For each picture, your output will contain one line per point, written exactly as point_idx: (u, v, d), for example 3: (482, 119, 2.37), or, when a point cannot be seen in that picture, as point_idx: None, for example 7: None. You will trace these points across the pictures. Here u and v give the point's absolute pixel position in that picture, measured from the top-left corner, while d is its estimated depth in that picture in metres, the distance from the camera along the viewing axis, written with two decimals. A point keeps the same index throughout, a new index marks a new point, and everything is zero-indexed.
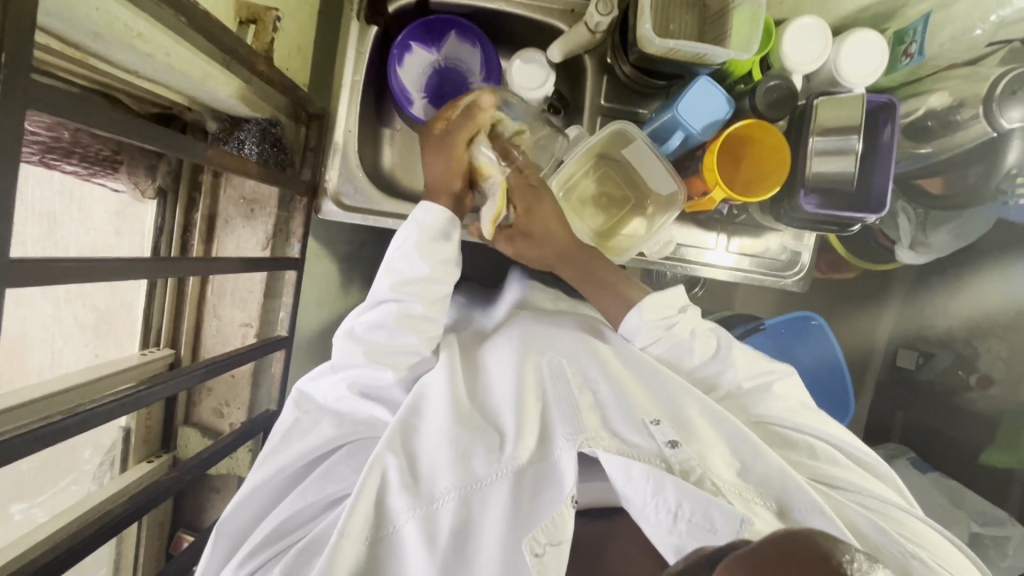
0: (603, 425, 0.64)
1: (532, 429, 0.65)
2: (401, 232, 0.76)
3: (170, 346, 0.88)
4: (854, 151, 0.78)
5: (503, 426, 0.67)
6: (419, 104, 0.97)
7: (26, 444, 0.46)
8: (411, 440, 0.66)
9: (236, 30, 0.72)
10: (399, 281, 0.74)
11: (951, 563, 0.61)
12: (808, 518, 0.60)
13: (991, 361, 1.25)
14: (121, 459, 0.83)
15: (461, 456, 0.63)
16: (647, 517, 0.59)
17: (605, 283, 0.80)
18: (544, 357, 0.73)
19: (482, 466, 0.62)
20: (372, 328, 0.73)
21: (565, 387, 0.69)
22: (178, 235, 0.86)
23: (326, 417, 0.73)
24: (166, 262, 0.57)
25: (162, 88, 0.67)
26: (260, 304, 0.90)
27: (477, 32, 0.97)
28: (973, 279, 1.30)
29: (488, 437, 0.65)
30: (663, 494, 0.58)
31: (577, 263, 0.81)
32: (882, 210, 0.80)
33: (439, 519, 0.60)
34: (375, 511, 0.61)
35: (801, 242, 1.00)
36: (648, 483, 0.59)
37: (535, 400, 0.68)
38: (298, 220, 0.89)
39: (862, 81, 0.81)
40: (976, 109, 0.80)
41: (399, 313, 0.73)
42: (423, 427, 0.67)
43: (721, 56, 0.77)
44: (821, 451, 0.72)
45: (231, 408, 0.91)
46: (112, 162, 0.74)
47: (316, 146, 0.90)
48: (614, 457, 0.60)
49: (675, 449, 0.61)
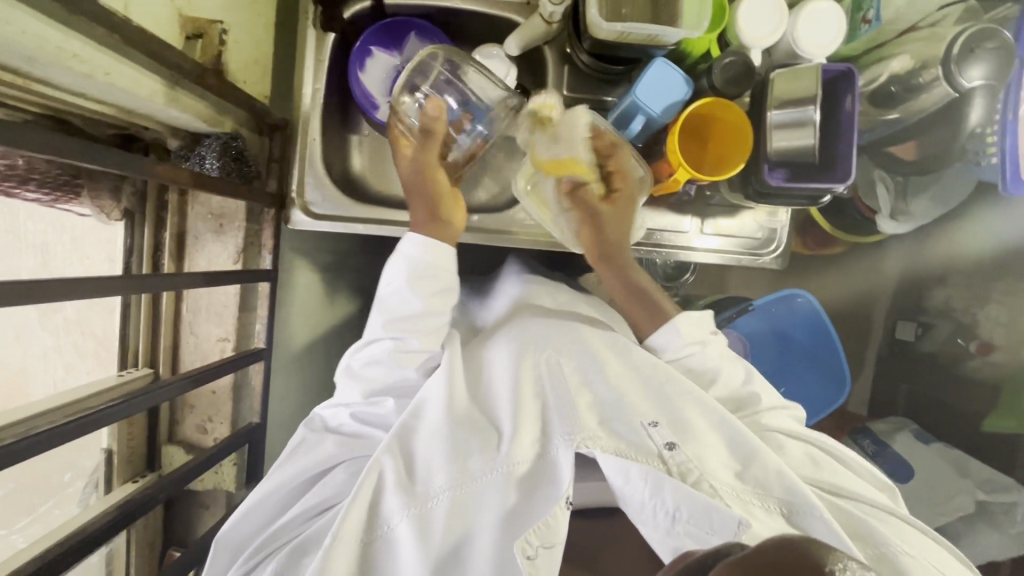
0: (601, 424, 0.64)
1: (530, 429, 0.66)
2: (390, 265, 0.76)
3: (148, 366, 0.88)
4: (812, 122, 0.75)
5: (500, 425, 0.68)
6: (384, 108, 0.99)
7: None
8: (407, 441, 0.67)
9: (182, 46, 0.70)
10: (387, 317, 0.75)
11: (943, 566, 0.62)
12: (808, 521, 0.60)
13: (990, 328, 1.23)
14: (106, 480, 0.83)
15: (457, 455, 0.64)
16: (645, 518, 0.60)
17: (637, 295, 0.83)
18: (543, 354, 0.74)
19: (478, 464, 0.63)
20: (367, 363, 0.76)
21: (561, 385, 0.69)
22: (148, 255, 0.86)
23: (330, 436, 0.74)
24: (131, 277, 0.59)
25: (113, 110, 0.67)
26: (236, 319, 0.90)
27: (435, 32, 0.98)
28: (966, 248, 1.29)
29: (485, 436, 0.66)
30: (661, 496, 0.59)
31: (619, 268, 0.85)
32: (848, 179, 0.78)
33: (431, 519, 0.61)
34: (369, 513, 0.63)
35: (776, 218, 0.99)
36: (646, 484, 0.59)
37: (533, 400, 0.69)
38: (267, 232, 0.89)
39: (820, 52, 0.82)
40: (936, 71, 0.78)
41: (393, 348, 0.74)
42: (420, 432, 0.68)
43: (675, 36, 0.75)
44: (822, 463, 0.72)
45: (215, 423, 0.91)
46: (72, 186, 0.75)
47: (280, 156, 0.91)
48: (610, 458, 0.60)
49: (673, 449, 0.61)
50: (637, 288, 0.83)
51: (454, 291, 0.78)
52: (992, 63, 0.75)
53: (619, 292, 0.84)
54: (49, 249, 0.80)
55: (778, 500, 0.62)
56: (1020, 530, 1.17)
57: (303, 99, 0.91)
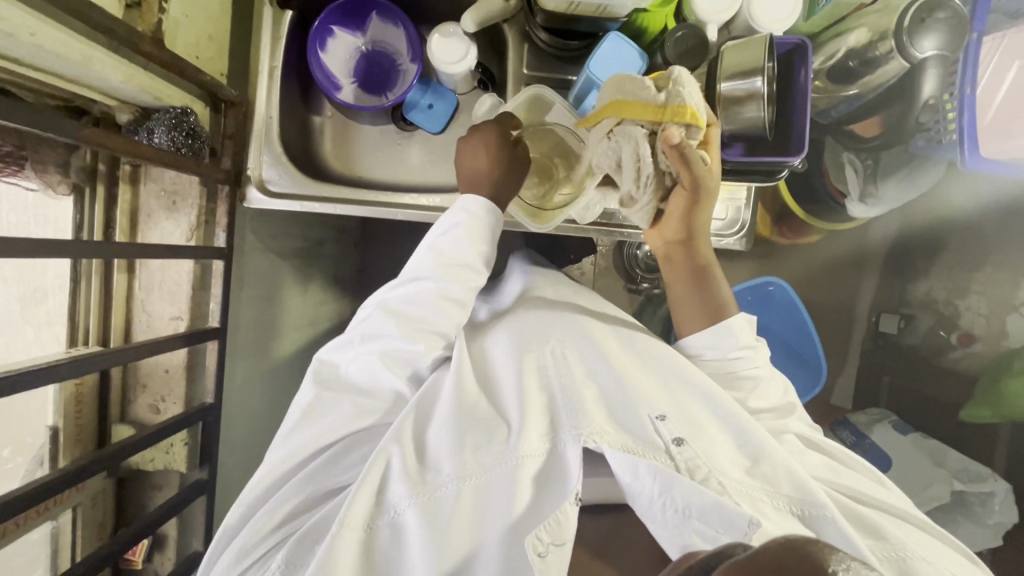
0: (608, 419, 0.70)
1: (536, 421, 0.70)
2: (447, 215, 0.79)
3: (100, 344, 0.86)
4: (760, 94, 0.72)
5: (507, 415, 0.72)
6: (348, 89, 1.00)
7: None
8: (418, 428, 0.72)
9: (122, 14, 0.70)
10: (438, 260, 0.77)
11: (941, 556, 0.69)
12: (817, 521, 0.66)
13: (971, 319, 1.23)
14: (51, 458, 0.81)
15: (466, 445, 0.68)
16: (654, 515, 0.66)
17: (700, 289, 0.80)
18: (546, 348, 0.77)
19: (487, 456, 0.68)
20: (408, 303, 0.77)
21: (568, 380, 0.73)
22: (99, 231, 0.84)
23: (345, 397, 0.77)
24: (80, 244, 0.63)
25: (45, 75, 0.66)
26: (190, 297, 0.89)
27: (397, 12, 0.98)
28: (951, 243, 1.28)
29: (493, 428, 0.70)
30: (671, 493, 0.65)
31: (692, 260, 0.79)
32: (802, 152, 0.77)
33: (438, 507, 0.65)
34: (377, 495, 0.67)
35: (739, 198, 0.98)
36: (655, 481, 0.65)
37: (539, 392, 0.73)
38: (222, 209, 0.89)
39: (779, 26, 0.82)
40: (890, 44, 0.77)
41: (436, 293, 0.76)
42: (430, 423, 0.72)
43: (624, 4, 0.74)
44: (832, 470, 0.77)
45: (167, 403, 0.89)
46: (16, 157, 0.74)
47: (234, 133, 0.89)
48: (620, 454, 0.66)
49: (681, 445, 0.67)
50: (703, 283, 0.79)
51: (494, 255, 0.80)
52: (945, 33, 0.75)
53: (678, 280, 0.81)
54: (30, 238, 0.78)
55: (789, 499, 0.67)
56: (996, 520, 1.16)
57: (259, 76, 0.91)
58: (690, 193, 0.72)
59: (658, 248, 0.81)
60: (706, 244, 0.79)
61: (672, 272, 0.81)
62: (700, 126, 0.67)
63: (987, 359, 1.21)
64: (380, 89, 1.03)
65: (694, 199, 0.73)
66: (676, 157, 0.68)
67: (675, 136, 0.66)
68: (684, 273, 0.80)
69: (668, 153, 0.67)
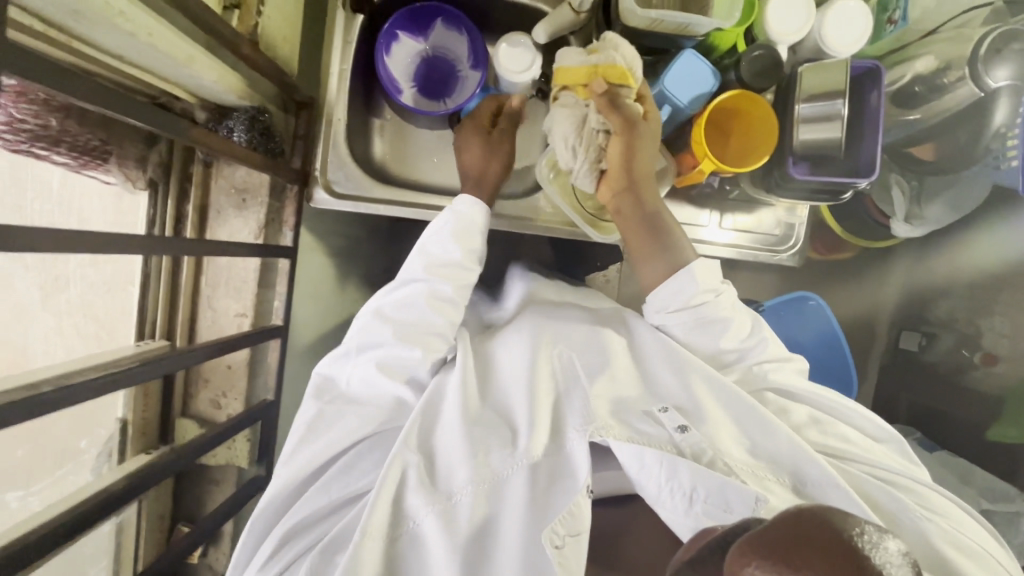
0: (612, 414, 0.65)
1: (544, 420, 0.66)
2: (435, 221, 0.79)
3: (165, 338, 0.87)
4: (840, 116, 0.76)
5: (514, 418, 0.67)
6: (407, 92, 0.99)
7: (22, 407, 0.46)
8: (428, 432, 0.67)
9: (220, 14, 0.71)
10: (427, 255, 0.76)
11: (960, 521, 0.65)
12: (824, 491, 0.63)
13: (993, 339, 1.21)
14: (119, 451, 0.81)
15: (477, 451, 0.64)
16: (663, 502, 0.61)
17: (652, 235, 0.74)
18: (556, 348, 0.73)
19: (500, 459, 0.63)
20: (398, 306, 0.74)
21: (574, 379, 0.70)
22: (171, 226, 0.86)
23: (349, 409, 0.72)
24: (158, 240, 0.57)
25: (142, 73, 0.66)
26: (255, 294, 0.90)
27: (463, 19, 0.98)
28: (976, 259, 1.26)
29: (501, 431, 0.66)
30: (678, 478, 0.61)
31: (639, 207, 0.75)
32: (873, 174, 0.79)
33: (455, 514, 0.61)
34: (394, 508, 0.62)
35: (794, 215, 1.00)
36: (662, 469, 0.61)
37: (547, 391, 0.69)
38: (290, 208, 0.90)
39: (847, 50, 0.82)
40: (962, 71, 0.79)
41: (427, 294, 0.73)
42: (439, 428, 0.67)
43: (705, 26, 0.76)
44: (830, 428, 0.72)
45: (229, 398, 0.90)
46: (101, 152, 0.74)
47: (304, 134, 0.91)
48: (626, 446, 0.62)
49: (685, 431, 0.63)
50: (655, 228, 0.74)
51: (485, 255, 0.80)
52: (1019, 62, 0.76)
53: (631, 230, 0.75)
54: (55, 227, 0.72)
55: (789, 472, 0.65)
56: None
57: (329, 78, 0.91)
58: (623, 134, 0.73)
59: (609, 210, 0.78)
60: (654, 193, 0.76)
61: (625, 228, 0.76)
62: (630, 86, 0.74)
63: (1010, 381, 1.19)
64: (440, 94, 1.02)
65: (629, 142, 0.73)
66: (602, 104, 0.73)
67: (600, 86, 0.73)
68: (634, 222, 0.75)
69: (598, 106, 0.73)
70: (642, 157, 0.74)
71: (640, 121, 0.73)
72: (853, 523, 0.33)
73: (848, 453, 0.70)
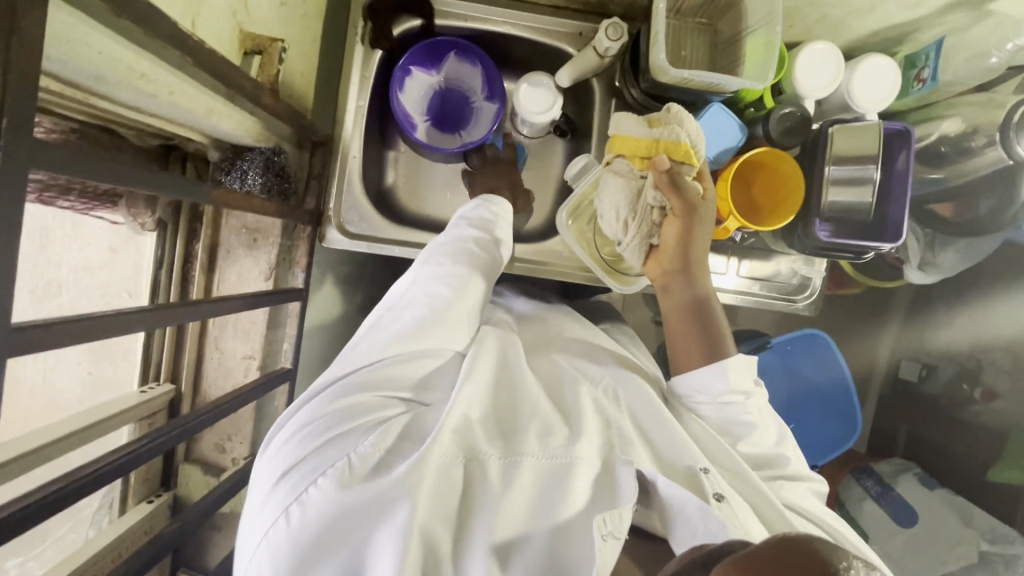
0: (653, 454, 0.59)
1: (598, 422, 0.60)
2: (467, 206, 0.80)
3: (170, 381, 0.86)
4: (872, 180, 0.77)
5: (569, 416, 0.60)
6: (422, 127, 0.96)
7: (51, 505, 0.45)
8: (494, 386, 0.60)
9: (241, 62, 0.70)
10: (475, 219, 0.78)
11: None
12: None
13: (994, 375, 1.21)
14: (121, 500, 0.80)
15: (533, 425, 0.57)
16: (693, 552, 0.54)
17: (695, 320, 0.70)
18: (602, 381, 0.67)
19: (560, 444, 0.56)
20: (450, 246, 0.72)
21: (618, 407, 0.64)
22: (178, 268, 0.84)
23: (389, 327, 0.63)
24: (167, 310, 0.53)
25: (158, 121, 0.64)
26: (263, 337, 0.87)
27: (477, 51, 0.93)
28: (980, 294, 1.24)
29: (557, 420, 0.59)
30: (716, 540, 0.53)
31: (686, 286, 0.71)
32: (898, 240, 0.78)
33: (513, 476, 0.53)
34: (465, 435, 0.54)
35: (812, 267, 0.99)
36: (702, 525, 0.54)
37: (601, 406, 0.63)
38: (301, 248, 0.86)
39: (874, 107, 0.81)
40: (991, 136, 0.79)
41: (479, 237, 0.74)
42: (501, 391, 0.61)
43: (735, 86, 0.75)
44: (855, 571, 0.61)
45: (234, 442, 0.88)
46: (111, 197, 0.73)
47: (319, 172, 0.88)
48: (672, 487, 0.55)
49: (723, 501, 0.54)
50: (701, 315, 0.70)
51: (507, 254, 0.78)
52: None
53: (675, 312, 0.72)
54: (46, 253, 0.75)
55: None
56: None
57: (344, 114, 0.89)
58: (683, 216, 0.69)
59: (656, 281, 0.75)
60: (705, 275, 0.72)
61: (669, 303, 0.72)
62: (692, 164, 0.71)
63: (1010, 418, 1.18)
64: (454, 126, 0.98)
65: (688, 223, 0.70)
66: (665, 181, 0.69)
67: (663, 163, 0.69)
68: (679, 301, 0.71)
69: (659, 182, 0.70)
70: (699, 238, 0.70)
71: (702, 203, 0.69)
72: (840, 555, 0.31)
73: None
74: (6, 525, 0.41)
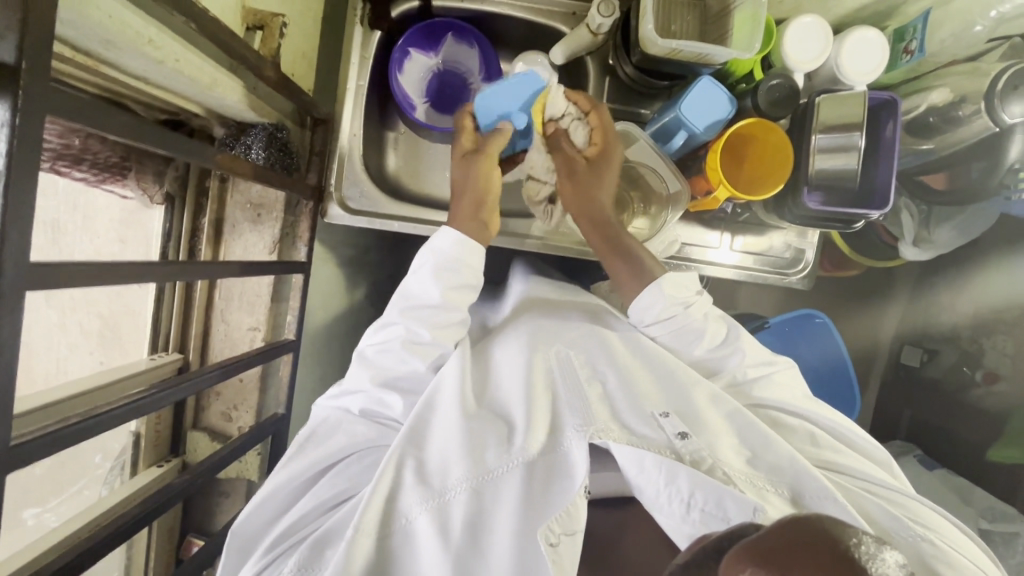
0: (614, 417, 0.60)
1: (542, 419, 0.61)
2: (417, 257, 0.72)
3: (179, 351, 0.90)
4: (857, 147, 0.78)
5: (513, 414, 0.63)
6: (421, 108, 0.97)
7: (67, 437, 0.48)
8: (420, 426, 0.62)
9: (243, 35, 0.76)
10: (439, 269, 0.70)
11: (967, 551, 0.58)
12: (821, 505, 0.56)
13: (996, 358, 1.16)
14: (131, 464, 0.87)
15: (471, 446, 0.59)
16: (660, 507, 0.55)
17: (623, 258, 0.76)
18: (553, 348, 0.69)
19: (494, 458, 0.58)
20: (380, 350, 0.70)
21: (574, 379, 0.65)
22: (186, 240, 0.89)
23: (343, 423, 0.69)
24: (177, 267, 0.56)
25: (163, 93, 0.67)
26: (268, 309, 0.92)
27: (475, 33, 0.96)
28: (977, 271, 1.23)
29: (497, 428, 0.61)
30: (676, 483, 0.54)
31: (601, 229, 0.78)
32: (886, 206, 0.80)
33: (450, 515, 0.56)
34: (387, 506, 0.57)
35: (805, 240, 1.00)
36: (661, 474, 0.55)
37: (544, 395, 0.64)
38: (304, 223, 0.89)
39: (862, 79, 0.82)
40: (977, 105, 0.80)
41: (405, 339, 0.69)
42: (433, 422, 0.63)
43: (723, 56, 0.78)
44: (824, 441, 0.68)
45: (239, 411, 0.93)
46: (121, 168, 0.77)
47: (321, 149, 0.89)
48: (627, 450, 0.56)
49: (686, 438, 0.58)
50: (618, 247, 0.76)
51: (478, 290, 0.73)
52: None
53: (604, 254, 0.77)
54: (60, 226, 0.78)
55: (781, 483, 0.57)
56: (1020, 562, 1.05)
57: (346, 93, 0.90)
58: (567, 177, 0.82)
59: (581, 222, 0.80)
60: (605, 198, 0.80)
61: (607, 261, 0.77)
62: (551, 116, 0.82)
63: (1010, 400, 1.13)
64: (451, 108, 1.00)
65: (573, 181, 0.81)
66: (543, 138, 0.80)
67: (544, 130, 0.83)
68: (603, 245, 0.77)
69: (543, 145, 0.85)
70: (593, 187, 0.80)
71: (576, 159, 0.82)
72: (850, 533, 0.33)
73: (843, 468, 0.65)
74: (28, 451, 0.44)
